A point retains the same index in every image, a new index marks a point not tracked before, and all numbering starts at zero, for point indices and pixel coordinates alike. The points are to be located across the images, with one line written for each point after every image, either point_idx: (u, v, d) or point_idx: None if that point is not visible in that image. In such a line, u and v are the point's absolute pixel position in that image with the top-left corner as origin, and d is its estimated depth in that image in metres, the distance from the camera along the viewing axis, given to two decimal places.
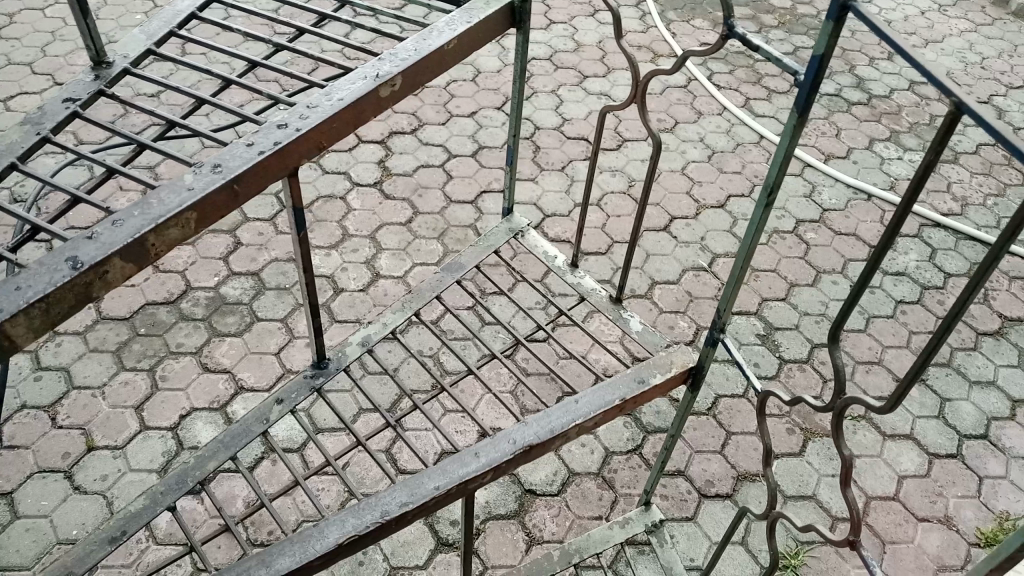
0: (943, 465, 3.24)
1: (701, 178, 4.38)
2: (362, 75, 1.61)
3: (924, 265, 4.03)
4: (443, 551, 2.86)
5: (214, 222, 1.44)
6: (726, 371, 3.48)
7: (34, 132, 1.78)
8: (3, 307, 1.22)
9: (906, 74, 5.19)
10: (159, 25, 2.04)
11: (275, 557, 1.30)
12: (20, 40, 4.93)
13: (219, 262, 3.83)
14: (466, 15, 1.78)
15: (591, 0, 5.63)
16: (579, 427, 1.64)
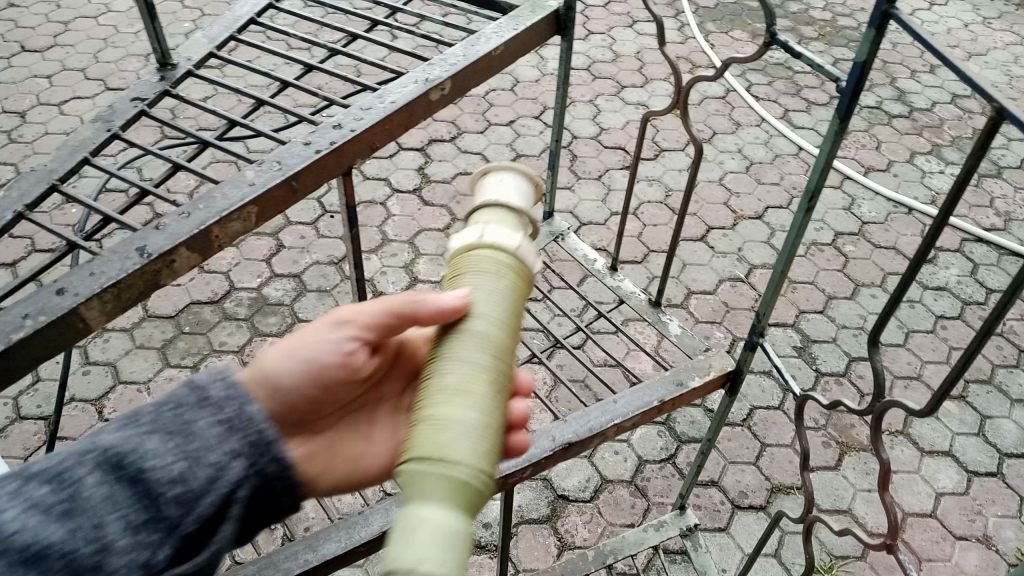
0: (983, 483, 3.20)
1: (739, 189, 4.37)
2: (413, 78, 1.66)
3: (966, 280, 3.98)
4: (476, 552, 2.89)
5: (273, 218, 1.50)
6: (761, 383, 3.47)
7: (105, 129, 1.86)
8: (78, 291, 1.30)
9: (948, 88, 5.14)
10: (221, 29, 2.12)
11: (322, 541, 1.47)
12: (74, 47, 5.09)
13: (262, 263, 3.91)
14: (514, 22, 1.82)
15: (630, 11, 5.66)
16: (617, 427, 1.68)
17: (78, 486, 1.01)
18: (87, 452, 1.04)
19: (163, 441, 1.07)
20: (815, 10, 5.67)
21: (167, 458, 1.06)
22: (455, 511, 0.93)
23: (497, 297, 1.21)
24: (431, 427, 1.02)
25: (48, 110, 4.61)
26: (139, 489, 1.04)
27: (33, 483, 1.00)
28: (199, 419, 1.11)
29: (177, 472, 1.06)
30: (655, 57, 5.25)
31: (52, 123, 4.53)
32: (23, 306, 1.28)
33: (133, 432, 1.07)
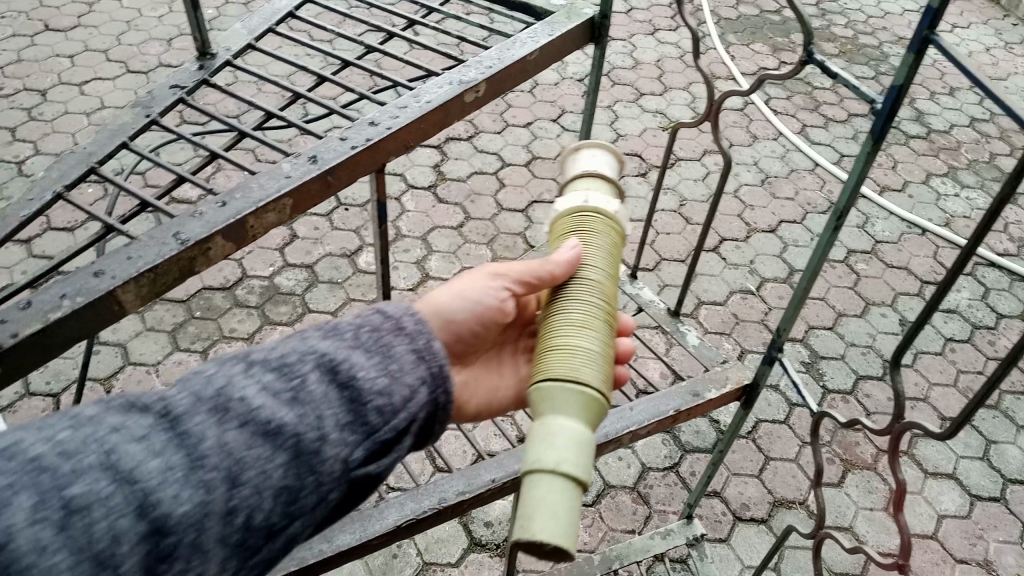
0: (985, 507, 3.19)
1: (753, 202, 4.37)
2: (449, 79, 1.68)
3: (977, 303, 3.98)
4: (476, 550, 2.90)
5: (308, 211, 1.51)
6: (768, 396, 3.47)
7: (144, 114, 1.87)
8: (116, 275, 1.32)
9: (967, 110, 5.13)
10: (259, 21, 2.14)
11: (336, 533, 1.49)
12: (98, 28, 5.11)
13: (275, 253, 3.93)
14: (550, 27, 1.84)
15: (652, 19, 5.67)
16: (633, 434, 1.73)
17: (301, 380, 1.01)
18: (304, 354, 1.04)
19: (370, 352, 1.08)
20: (837, 27, 5.67)
21: (372, 371, 1.06)
22: (584, 419, 1.19)
23: (603, 254, 1.48)
24: (563, 352, 1.27)
25: (69, 90, 4.63)
26: (351, 396, 1.04)
27: (258, 371, 1.01)
28: (401, 339, 1.10)
29: (382, 385, 1.05)
30: (675, 65, 5.25)
31: (72, 102, 4.55)
32: (62, 287, 1.31)
33: (341, 345, 1.07)
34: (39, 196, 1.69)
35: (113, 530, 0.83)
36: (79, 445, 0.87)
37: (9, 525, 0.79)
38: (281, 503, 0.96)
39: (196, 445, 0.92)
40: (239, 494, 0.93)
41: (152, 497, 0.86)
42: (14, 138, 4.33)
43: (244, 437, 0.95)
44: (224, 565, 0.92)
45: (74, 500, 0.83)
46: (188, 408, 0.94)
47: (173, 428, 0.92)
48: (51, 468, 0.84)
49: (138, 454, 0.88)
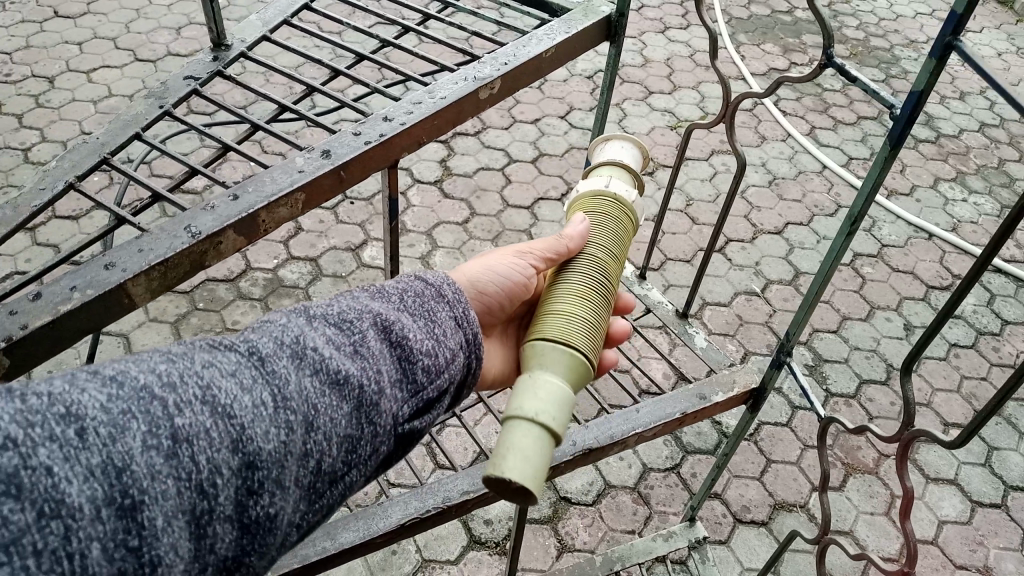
0: (986, 514, 3.19)
1: (760, 203, 4.36)
2: (463, 76, 1.67)
3: (982, 309, 3.96)
4: (475, 548, 2.89)
5: (319, 206, 1.51)
6: (772, 398, 3.47)
7: (157, 105, 1.86)
8: (126, 267, 1.32)
9: (977, 115, 5.11)
10: (275, 13, 2.13)
11: (340, 530, 1.48)
12: (107, 15, 5.11)
13: (280, 245, 3.92)
14: (566, 25, 1.82)
15: (663, 17, 5.65)
16: (638, 436, 1.73)
17: (362, 335, 1.05)
18: (362, 313, 1.08)
19: (416, 315, 1.15)
20: (848, 29, 5.64)
21: (420, 335, 1.12)
22: (566, 380, 1.24)
23: (612, 236, 1.55)
24: (559, 316, 1.33)
25: (77, 77, 4.63)
26: (403, 354, 1.09)
27: (322, 324, 1.04)
28: (441, 306, 1.18)
29: (429, 346, 1.12)
30: (684, 64, 5.24)
31: (79, 90, 4.54)
32: (73, 279, 1.30)
33: (388, 307, 1.13)
34: (52, 186, 1.69)
35: (216, 463, 0.83)
36: (179, 377, 0.86)
37: (124, 449, 0.77)
38: (344, 450, 0.99)
39: (282, 386, 0.93)
40: (315, 439, 0.94)
41: (249, 432, 0.87)
42: (21, 124, 4.32)
43: (320, 384, 0.97)
44: (295, 507, 0.94)
45: (180, 429, 0.82)
46: (270, 351, 0.95)
47: (257, 368, 0.93)
48: (158, 397, 0.82)
49: (231, 390, 0.88)
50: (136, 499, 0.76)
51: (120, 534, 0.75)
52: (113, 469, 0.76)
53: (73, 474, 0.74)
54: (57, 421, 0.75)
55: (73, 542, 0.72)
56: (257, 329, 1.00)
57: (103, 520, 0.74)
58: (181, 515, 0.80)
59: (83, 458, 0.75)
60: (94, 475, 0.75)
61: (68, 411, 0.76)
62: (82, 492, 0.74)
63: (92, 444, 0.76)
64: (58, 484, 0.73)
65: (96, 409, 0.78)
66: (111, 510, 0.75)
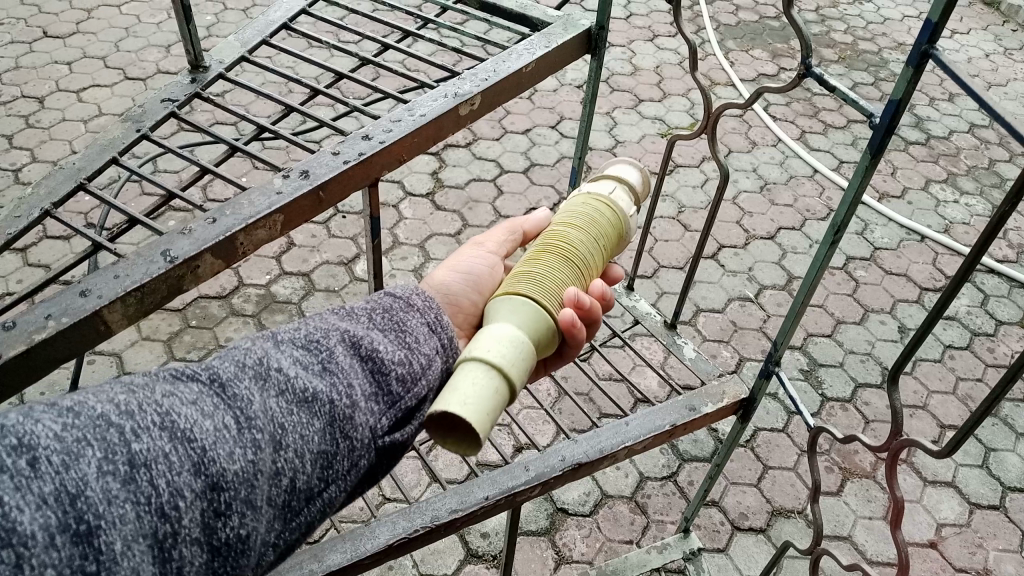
0: (985, 515, 3.18)
1: (752, 209, 4.36)
2: (442, 93, 1.67)
3: (976, 310, 3.96)
4: (472, 562, 2.88)
5: (299, 226, 1.51)
6: (767, 405, 3.46)
7: (135, 129, 1.86)
8: (102, 294, 1.31)
9: (967, 116, 5.13)
10: (254, 33, 2.13)
11: (327, 553, 1.47)
12: (96, 35, 5.11)
13: (272, 261, 3.91)
14: (545, 40, 1.83)
15: (651, 25, 5.66)
16: (628, 449, 1.72)
17: (329, 351, 1.07)
18: (329, 330, 1.10)
19: (383, 330, 1.17)
20: (836, 33, 5.66)
21: (390, 347, 1.14)
22: (515, 329, 1.30)
23: (585, 212, 1.59)
24: (514, 280, 1.44)
25: (67, 97, 4.63)
26: (375, 366, 1.11)
27: (287, 345, 1.06)
28: (413, 315, 1.21)
29: (401, 356, 1.14)
30: (674, 72, 5.25)
31: (70, 109, 4.54)
32: (47, 306, 1.30)
33: (357, 325, 1.15)
34: (27, 213, 1.69)
35: (176, 486, 0.83)
36: (137, 404, 0.86)
37: (79, 476, 0.78)
38: (319, 466, 1.00)
39: (247, 406, 0.94)
40: (285, 457, 0.96)
41: (210, 454, 0.87)
42: (11, 145, 4.32)
43: (286, 402, 0.98)
44: (269, 525, 0.95)
45: (138, 455, 0.82)
46: (233, 374, 0.96)
47: (219, 392, 0.94)
48: (114, 424, 0.83)
49: (192, 414, 0.89)
50: (92, 525, 0.76)
51: (76, 560, 0.75)
52: (67, 496, 0.76)
53: (25, 503, 0.73)
54: (9, 452, 0.75)
55: (26, 569, 0.71)
56: (221, 354, 1.02)
57: (59, 548, 0.74)
58: (142, 538, 0.80)
59: (36, 487, 0.75)
60: (48, 503, 0.74)
61: (20, 442, 0.76)
62: (34, 520, 0.73)
63: (45, 473, 0.76)
64: (10, 513, 0.72)
65: (49, 437, 0.78)
66: (66, 536, 0.75)
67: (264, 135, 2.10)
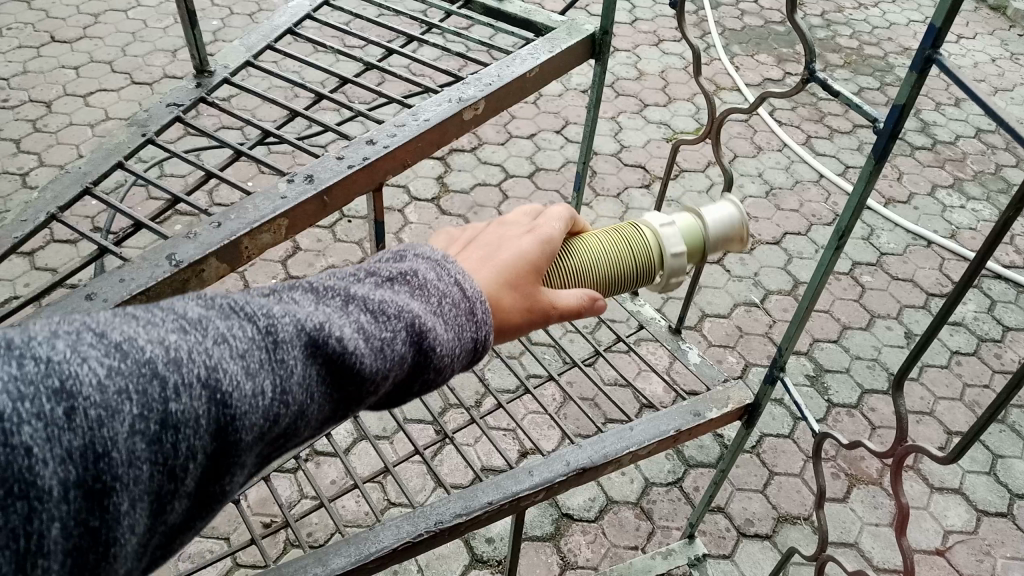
0: (992, 523, 3.16)
1: (758, 214, 4.36)
2: (446, 97, 1.68)
3: (983, 316, 3.95)
4: (477, 567, 2.87)
5: (302, 231, 1.51)
6: (773, 411, 3.45)
7: (140, 133, 1.86)
8: (107, 298, 1.32)
9: (973, 121, 5.11)
10: (258, 37, 2.13)
11: (330, 556, 1.47)
12: (103, 40, 5.13)
13: (278, 265, 3.92)
14: (549, 44, 1.83)
15: (656, 30, 5.67)
16: (632, 455, 1.72)
17: (392, 334, 0.93)
18: (401, 307, 0.95)
19: (448, 323, 1.01)
20: (842, 38, 5.66)
21: (441, 345, 0.99)
22: None
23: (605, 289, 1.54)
24: None
25: (74, 101, 4.65)
26: (419, 361, 0.98)
27: (354, 309, 0.91)
28: (471, 325, 1.04)
29: (442, 359, 1.00)
30: (679, 77, 5.25)
31: (76, 114, 4.56)
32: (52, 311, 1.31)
33: (424, 307, 0.99)
34: (33, 218, 1.70)
35: (194, 453, 0.73)
36: (186, 354, 0.74)
37: (109, 434, 0.67)
38: (312, 431, 0.90)
39: (288, 378, 0.81)
40: (294, 426, 0.85)
41: (237, 423, 0.76)
42: (19, 149, 4.34)
43: (321, 378, 0.86)
44: (248, 474, 0.85)
45: (173, 415, 0.71)
46: (290, 336, 0.83)
47: (267, 351, 0.81)
48: (159, 376, 0.72)
49: (235, 373, 0.77)
50: (107, 485, 0.67)
51: (82, 516, 0.66)
52: (92, 454, 0.66)
53: (50, 457, 0.64)
54: (48, 397, 0.65)
55: (35, 521, 0.63)
56: (285, 299, 0.88)
57: (69, 503, 0.65)
58: (146, 497, 0.71)
59: (64, 440, 0.65)
60: (72, 458, 0.65)
61: (62, 387, 0.66)
62: (55, 474, 0.64)
63: (78, 426, 0.66)
64: (33, 465, 0.63)
65: (91, 386, 0.67)
66: (80, 492, 0.66)
67: (268, 140, 2.10)
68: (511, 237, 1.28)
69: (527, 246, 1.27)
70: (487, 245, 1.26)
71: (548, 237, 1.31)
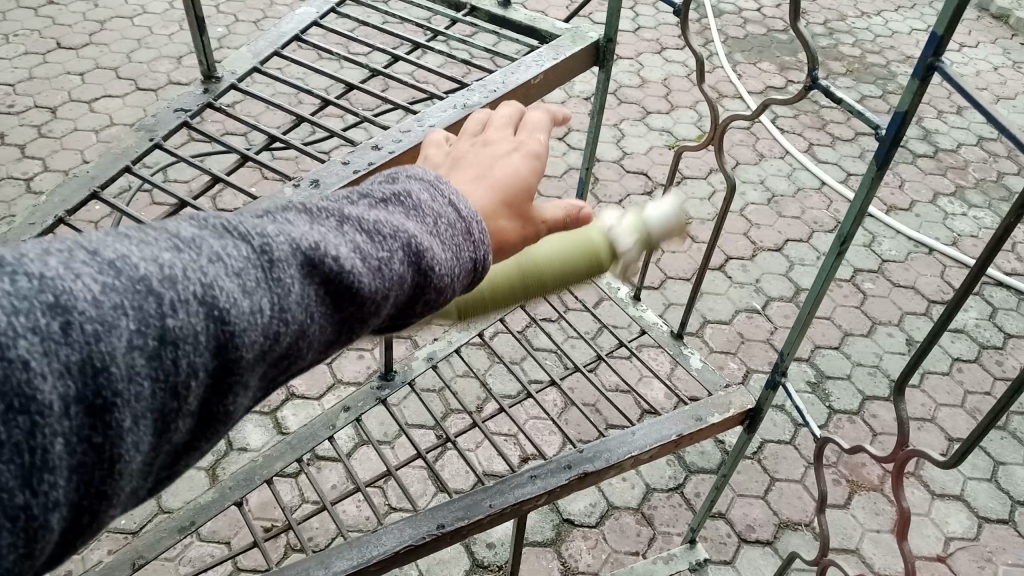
0: (994, 530, 3.15)
1: (760, 221, 4.36)
2: (451, 104, 1.69)
3: (984, 323, 3.95)
4: (478, 572, 2.88)
5: None
6: (775, 417, 3.45)
7: (147, 138, 1.88)
8: None
9: (975, 129, 5.13)
10: (265, 44, 2.15)
11: (333, 560, 1.47)
12: (108, 46, 5.16)
13: None
14: (554, 51, 1.84)
15: (659, 38, 5.69)
16: (634, 459, 1.72)
17: (389, 254, 0.83)
18: (398, 228, 0.85)
19: (448, 244, 0.91)
20: (844, 46, 5.68)
21: (446, 265, 0.89)
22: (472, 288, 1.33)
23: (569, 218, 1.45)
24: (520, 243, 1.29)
25: (79, 107, 4.67)
26: (420, 285, 0.87)
27: (351, 230, 0.83)
28: (474, 246, 0.94)
29: (450, 279, 0.90)
30: (682, 84, 5.27)
31: (81, 119, 4.58)
32: None
33: (425, 229, 0.90)
34: (40, 221, 1.71)
35: (196, 371, 0.68)
36: (178, 270, 0.69)
37: (108, 349, 0.63)
38: (317, 356, 0.83)
39: (286, 297, 0.75)
40: (297, 348, 0.79)
41: (237, 341, 0.71)
42: (24, 154, 4.36)
43: (320, 298, 0.79)
44: (261, 396, 0.81)
45: (172, 332, 0.67)
46: (285, 255, 0.75)
47: (264, 269, 0.74)
48: (154, 293, 0.67)
49: (232, 291, 0.71)
50: (108, 402, 0.63)
51: (85, 434, 0.63)
52: (91, 368, 0.62)
53: (48, 370, 0.60)
54: (43, 312, 0.61)
55: (37, 437, 0.60)
56: (279, 219, 0.80)
57: (70, 418, 0.62)
58: (151, 416, 0.67)
59: (63, 354, 0.61)
60: (70, 372, 0.61)
61: (57, 301, 0.62)
62: (54, 389, 0.61)
63: (75, 340, 0.62)
64: (31, 379, 0.59)
65: (85, 302, 0.63)
66: (81, 408, 0.62)
67: (274, 144, 2.11)
68: (497, 153, 1.21)
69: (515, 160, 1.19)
70: (478, 163, 1.18)
71: (537, 149, 1.22)
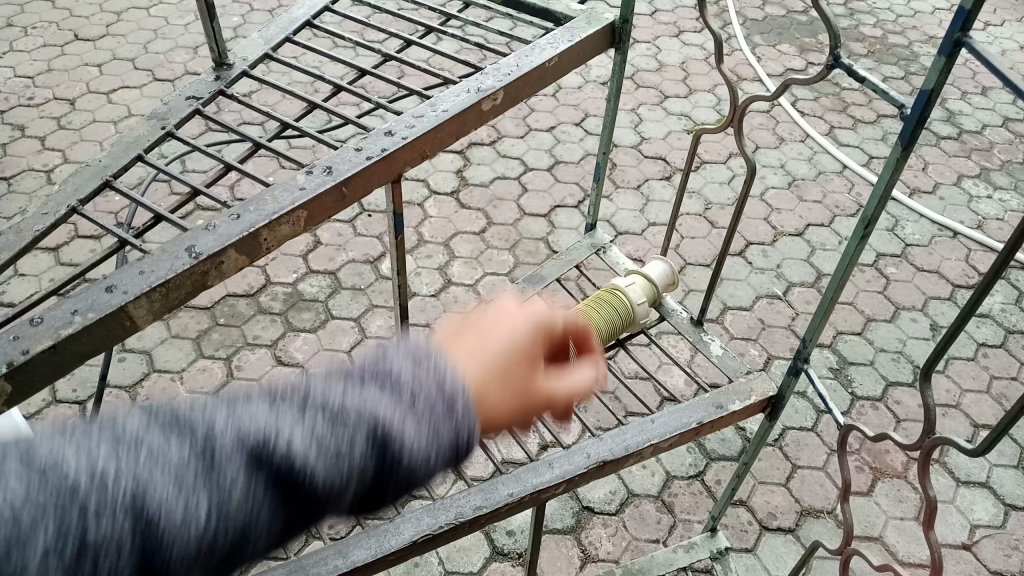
0: (1021, 517, 3.11)
1: (780, 205, 4.31)
2: (465, 88, 1.67)
3: (1010, 308, 3.88)
4: (498, 559, 2.88)
5: (321, 223, 1.51)
6: (796, 403, 3.42)
7: (159, 126, 1.87)
8: (127, 290, 1.31)
9: (1001, 110, 5.03)
10: (277, 30, 2.14)
11: (351, 548, 1.46)
12: (125, 37, 5.18)
13: (299, 259, 3.95)
14: (568, 34, 1.81)
15: (677, 21, 5.62)
16: (653, 447, 1.71)
17: (344, 443, 0.95)
18: (359, 412, 0.97)
19: (418, 423, 1.02)
20: (865, 27, 5.58)
21: (405, 440, 0.99)
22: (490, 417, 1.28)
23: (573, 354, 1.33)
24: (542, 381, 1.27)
25: (97, 98, 4.69)
26: (378, 469, 0.98)
27: (311, 416, 0.95)
28: (446, 421, 1.04)
29: (414, 457, 1.00)
30: (700, 68, 5.20)
31: (100, 111, 4.60)
32: (73, 303, 1.29)
33: (393, 409, 1.00)
34: (54, 211, 1.71)
35: (115, 575, 0.79)
36: (114, 474, 0.81)
37: (24, 559, 0.74)
38: (272, 540, 0.94)
39: (220, 493, 0.87)
40: (242, 540, 0.89)
41: (166, 537, 0.83)
42: (44, 146, 4.39)
43: (267, 491, 0.91)
44: None
45: (92, 539, 0.78)
46: (227, 452, 0.88)
47: (205, 468, 0.87)
48: (81, 499, 0.79)
49: (164, 495, 0.83)
50: None
51: None
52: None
53: None
54: None
55: None
56: (240, 413, 0.93)
57: None
58: None
59: None
60: None
61: None
62: None
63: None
64: None
65: (13, 515, 0.75)
66: None
67: (286, 131, 2.10)
68: (498, 318, 1.25)
69: (516, 328, 1.24)
70: (482, 335, 1.21)
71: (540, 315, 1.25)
